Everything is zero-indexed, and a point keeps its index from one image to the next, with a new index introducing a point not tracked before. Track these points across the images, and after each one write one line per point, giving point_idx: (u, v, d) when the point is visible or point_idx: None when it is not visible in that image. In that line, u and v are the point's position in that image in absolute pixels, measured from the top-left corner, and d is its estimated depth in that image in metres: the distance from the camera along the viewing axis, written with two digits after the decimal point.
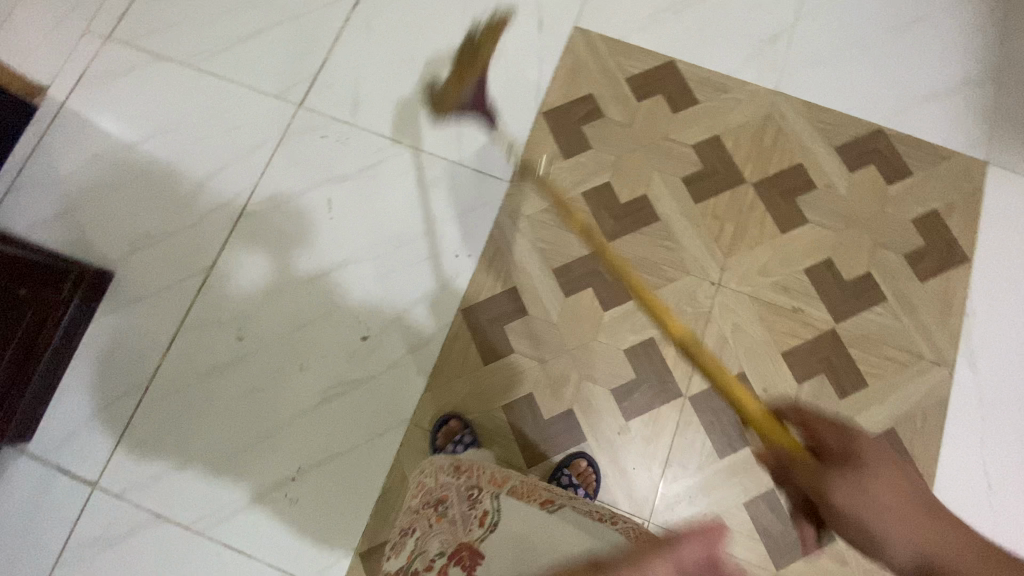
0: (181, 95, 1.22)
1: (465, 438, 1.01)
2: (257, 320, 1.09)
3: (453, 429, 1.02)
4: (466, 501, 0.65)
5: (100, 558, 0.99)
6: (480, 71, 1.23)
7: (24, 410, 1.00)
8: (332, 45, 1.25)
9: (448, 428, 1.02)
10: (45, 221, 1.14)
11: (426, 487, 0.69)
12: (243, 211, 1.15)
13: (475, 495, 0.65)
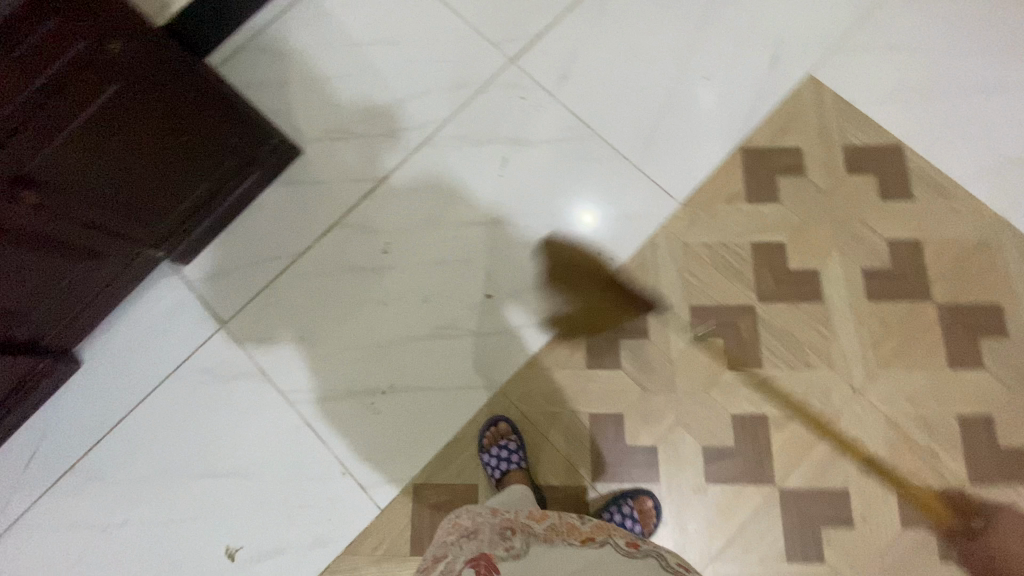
0: (411, 12, 1.26)
1: (510, 445, 1.00)
2: (404, 240, 1.14)
3: (500, 434, 1.02)
4: (496, 533, 0.75)
5: (202, 389, 1.08)
6: (696, 86, 1.18)
7: (195, 238, 1.11)
8: (564, 11, 1.24)
9: (494, 432, 1.02)
10: (258, 85, 1.23)
11: (459, 525, 0.80)
12: (427, 138, 1.19)
13: (506, 531, 0.75)
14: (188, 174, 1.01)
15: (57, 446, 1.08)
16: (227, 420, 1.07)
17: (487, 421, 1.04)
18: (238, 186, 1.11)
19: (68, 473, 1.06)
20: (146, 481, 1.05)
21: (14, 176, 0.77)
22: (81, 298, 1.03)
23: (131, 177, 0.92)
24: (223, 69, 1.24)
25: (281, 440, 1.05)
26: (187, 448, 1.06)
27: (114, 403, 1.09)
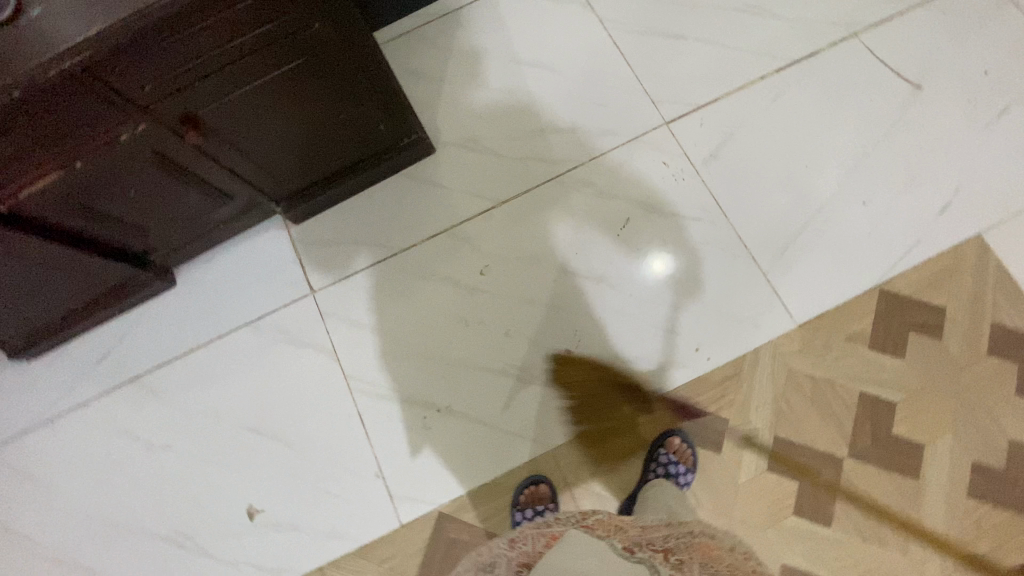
0: (580, 45, 1.24)
1: (546, 512, 0.97)
2: (504, 268, 1.12)
3: (539, 495, 1.00)
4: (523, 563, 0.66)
5: (274, 346, 1.11)
6: (850, 208, 1.10)
7: (313, 203, 1.13)
8: (735, 89, 1.18)
9: (533, 491, 1.00)
10: (414, 72, 1.24)
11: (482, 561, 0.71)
12: (559, 176, 1.17)
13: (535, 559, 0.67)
14: (329, 147, 1.03)
15: (131, 353, 1.12)
16: (288, 386, 1.08)
17: (530, 477, 1.01)
18: (369, 168, 1.12)
19: (132, 382, 1.11)
20: (197, 415, 1.09)
21: (186, 116, 0.80)
22: (197, 226, 1.08)
23: (280, 138, 0.94)
24: (386, 48, 1.26)
25: (329, 422, 1.06)
26: (244, 397, 1.09)
27: (192, 331, 1.13)
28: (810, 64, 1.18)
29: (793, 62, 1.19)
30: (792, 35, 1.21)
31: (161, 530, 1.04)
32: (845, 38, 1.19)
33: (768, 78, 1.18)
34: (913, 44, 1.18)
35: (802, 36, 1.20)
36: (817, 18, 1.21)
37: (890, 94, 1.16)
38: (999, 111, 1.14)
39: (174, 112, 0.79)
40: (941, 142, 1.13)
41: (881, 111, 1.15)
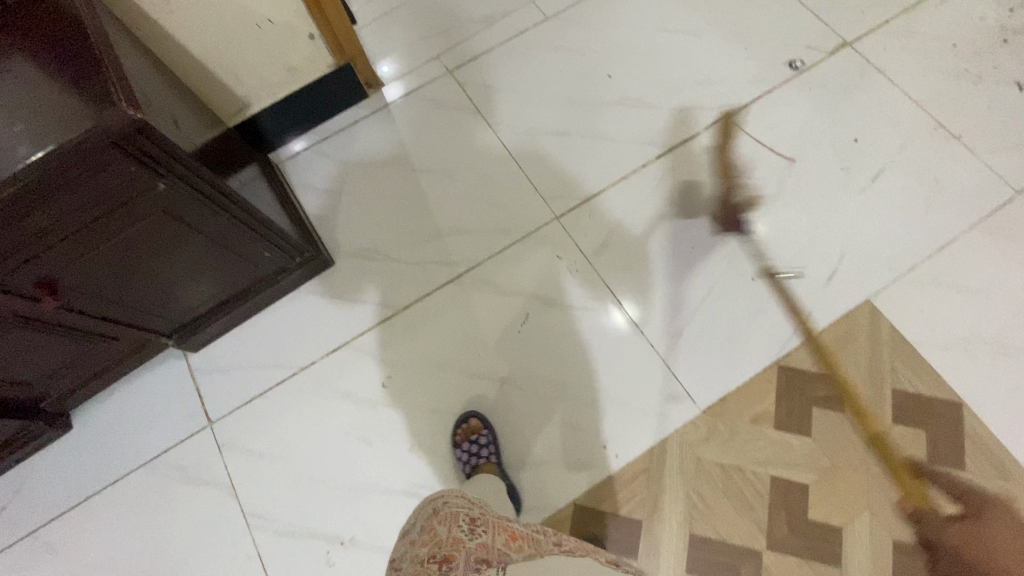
0: (472, 149, 1.28)
1: (482, 444, 1.01)
2: (405, 378, 1.10)
3: (472, 430, 1.03)
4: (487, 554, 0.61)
5: (170, 487, 1.06)
6: (742, 284, 1.11)
7: (209, 331, 1.12)
8: (620, 179, 1.22)
9: (467, 428, 1.03)
10: (311, 189, 1.27)
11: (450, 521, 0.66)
12: (457, 278, 1.17)
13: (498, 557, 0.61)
14: (215, 279, 1.03)
15: (20, 509, 1.06)
16: (184, 530, 1.03)
17: (465, 413, 1.06)
18: (263, 290, 1.13)
19: (18, 541, 1.04)
20: (88, 571, 1.02)
21: (41, 281, 0.80)
22: (85, 369, 1.05)
23: (156, 281, 0.95)
24: (283, 167, 1.29)
25: (228, 567, 1.00)
26: (137, 548, 1.02)
27: (85, 477, 1.08)
28: (689, 148, 1.24)
29: (674, 147, 1.24)
30: (670, 121, 1.26)
31: None
32: (720, 119, 1.26)
33: (652, 164, 1.23)
34: (782, 121, 1.24)
35: (680, 122, 1.26)
36: (693, 102, 1.28)
37: (768, 169, 1.20)
38: (872, 175, 1.18)
39: (26, 279, 0.79)
40: (822, 210, 1.16)
41: (762, 186, 1.19)
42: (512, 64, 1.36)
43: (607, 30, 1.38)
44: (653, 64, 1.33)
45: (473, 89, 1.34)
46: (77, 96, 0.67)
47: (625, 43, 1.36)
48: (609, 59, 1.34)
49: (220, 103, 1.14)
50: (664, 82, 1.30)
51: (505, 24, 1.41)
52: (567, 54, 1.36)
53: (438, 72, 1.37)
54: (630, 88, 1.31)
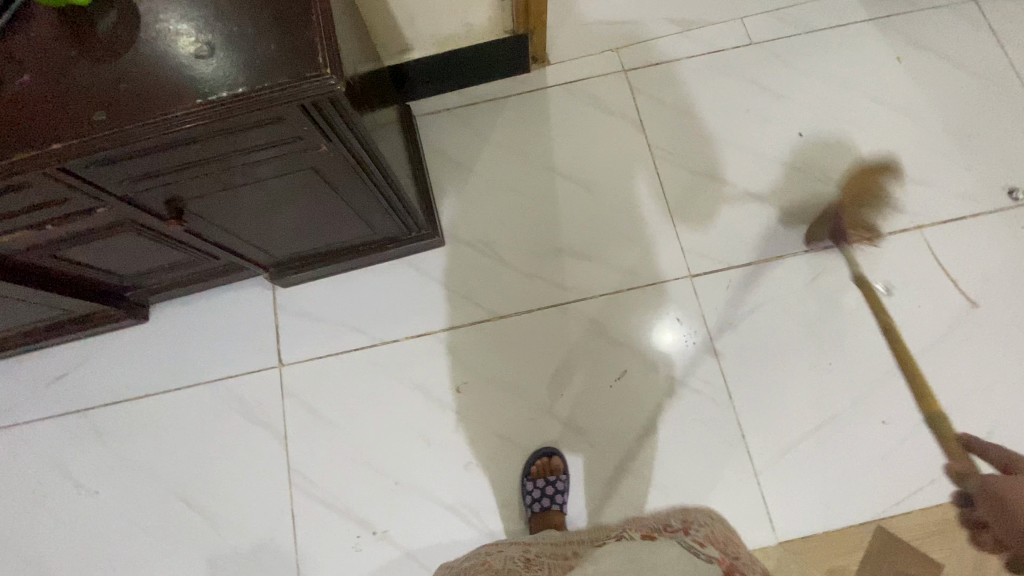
0: (622, 168, 1.16)
1: (558, 483, 0.96)
2: (481, 390, 1.04)
3: (551, 467, 0.99)
4: None
5: (226, 414, 1.05)
6: (866, 422, 1.00)
7: (303, 273, 1.07)
8: (772, 257, 1.09)
9: (545, 463, 0.99)
10: (442, 155, 1.18)
11: None
12: (564, 304, 1.09)
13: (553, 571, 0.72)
14: (328, 231, 0.96)
15: (86, 383, 1.08)
16: (229, 461, 1.03)
17: (541, 449, 1.00)
18: (368, 251, 1.06)
19: (77, 413, 1.06)
20: (132, 467, 1.03)
21: (170, 203, 0.74)
22: (176, 275, 1.02)
23: (275, 222, 0.88)
24: (420, 121, 1.20)
25: (262, 514, 1.00)
26: (182, 462, 1.03)
27: (151, 375, 1.08)
28: (859, 249, 1.09)
29: (844, 242, 1.09)
30: None
31: None
32: (906, 228, 1.10)
33: (812, 253, 1.09)
34: (978, 254, 1.07)
35: (860, 216, 1.11)
36: (883, 198, 1.11)
37: (940, 304, 1.05)
38: None
39: (157, 199, 0.72)
40: (985, 372, 1.02)
41: (926, 321, 1.05)
42: (694, 84, 1.20)
43: (811, 80, 1.20)
44: (851, 138, 1.16)
45: (643, 100, 1.19)
46: (277, 40, 0.57)
47: (827, 102, 1.18)
48: (803, 116, 1.18)
49: (384, 40, 1.04)
50: (857, 163, 1.14)
51: (700, 35, 1.24)
52: (758, 94, 1.19)
53: (611, 68, 1.22)
54: (816, 157, 1.15)
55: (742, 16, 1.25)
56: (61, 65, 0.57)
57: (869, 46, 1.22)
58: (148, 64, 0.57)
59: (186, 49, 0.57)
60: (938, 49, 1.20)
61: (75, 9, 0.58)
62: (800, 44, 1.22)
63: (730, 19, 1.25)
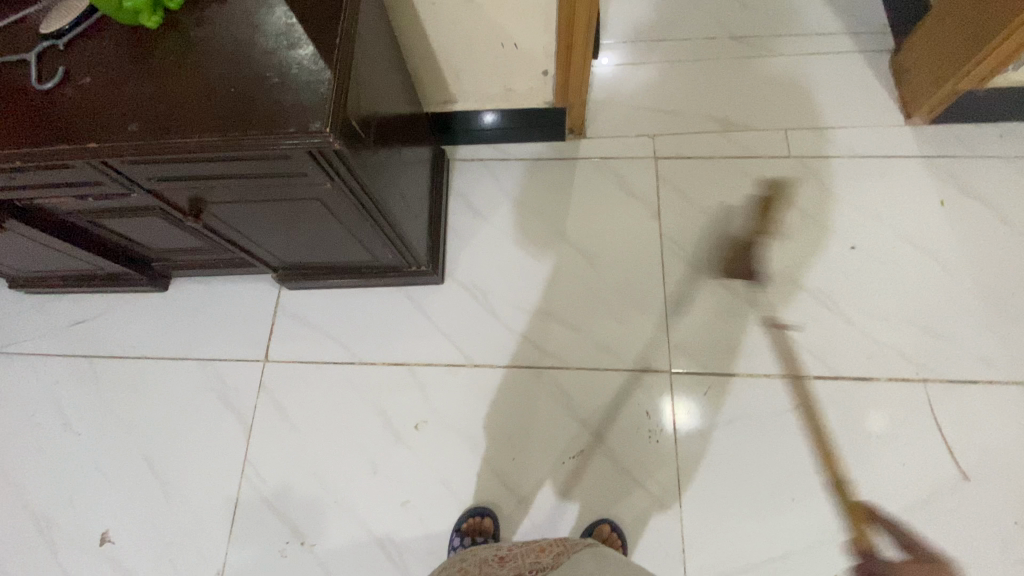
0: (629, 250, 1.17)
1: (484, 545, 0.96)
2: (438, 432, 1.06)
3: (481, 527, 0.98)
4: None
5: (206, 393, 1.12)
6: (817, 571, 0.95)
7: (306, 281, 1.15)
8: (759, 373, 1.06)
9: (475, 522, 0.99)
10: (464, 201, 1.24)
11: None
12: (539, 369, 1.10)
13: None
14: (332, 249, 1.03)
15: (99, 333, 1.19)
16: (195, 438, 1.09)
17: (475, 507, 1.01)
18: (368, 274, 1.13)
19: (84, 357, 1.17)
20: (114, 420, 1.12)
21: (193, 202, 0.82)
22: (197, 257, 1.11)
23: (286, 233, 0.96)
24: (451, 164, 1.27)
25: (209, 495, 1.05)
26: (156, 427, 1.11)
27: (154, 340, 1.17)
28: (852, 387, 1.04)
29: (839, 376, 1.05)
30: (852, 345, 1.07)
31: (30, 507, 1.07)
32: (910, 378, 1.04)
33: (803, 380, 1.05)
34: (982, 424, 1.00)
35: (862, 354, 1.06)
36: (890, 341, 1.07)
37: (929, 467, 0.99)
38: None
39: (182, 197, 0.81)
40: (960, 552, 0.94)
41: (910, 482, 0.98)
42: (722, 185, 1.21)
43: (844, 204, 1.18)
44: (872, 271, 1.12)
45: (667, 189, 1.21)
46: (292, 91, 0.63)
47: (855, 230, 1.16)
48: (827, 238, 1.15)
49: (430, 88, 1.11)
50: (872, 299, 1.10)
51: (740, 138, 1.25)
52: (784, 206, 1.18)
53: (643, 152, 1.25)
54: (830, 283, 1.12)
55: (787, 127, 1.25)
56: (116, 75, 0.66)
57: (913, 182, 1.18)
58: (184, 88, 0.65)
59: (219, 81, 0.65)
60: (987, 201, 1.15)
61: (144, 31, 0.69)
62: (840, 166, 1.21)
63: (774, 128, 1.25)
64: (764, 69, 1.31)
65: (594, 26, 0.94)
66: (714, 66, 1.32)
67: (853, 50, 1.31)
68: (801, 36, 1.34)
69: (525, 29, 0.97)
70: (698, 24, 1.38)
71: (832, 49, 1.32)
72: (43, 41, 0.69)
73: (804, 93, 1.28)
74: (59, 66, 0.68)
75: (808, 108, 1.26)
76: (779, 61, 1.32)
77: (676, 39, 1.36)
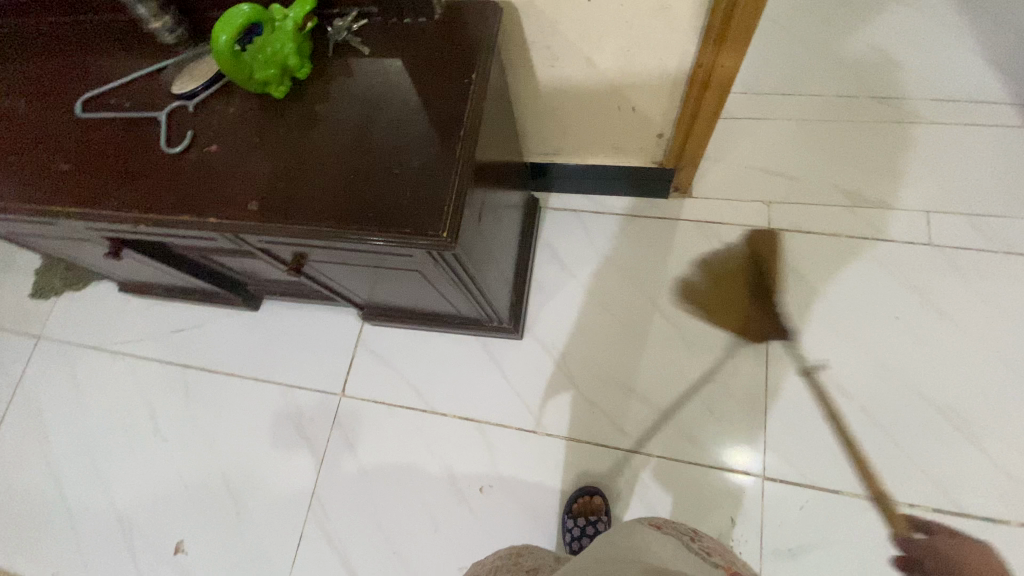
0: (728, 331, 1.08)
1: None
2: (504, 499, 1.04)
3: (593, 506, 0.99)
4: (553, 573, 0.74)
5: (283, 419, 1.15)
6: None
7: (387, 321, 1.14)
8: (863, 494, 0.95)
9: (587, 501, 0.99)
10: (552, 253, 1.19)
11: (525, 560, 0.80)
12: (615, 448, 1.04)
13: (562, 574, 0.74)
14: (418, 299, 1.02)
15: (193, 343, 1.25)
16: (269, 462, 1.12)
17: (584, 487, 1.01)
18: (449, 323, 1.11)
19: (178, 366, 1.23)
20: (199, 432, 1.17)
21: (295, 257, 0.82)
22: (287, 287, 1.14)
23: (376, 283, 0.95)
24: (542, 213, 1.22)
25: (277, 524, 1.08)
26: (235, 446, 1.15)
27: (241, 356, 1.22)
28: (974, 527, 0.92)
29: (963, 514, 0.93)
30: (978, 477, 0.94)
31: (118, 505, 1.15)
32: None
33: (916, 509, 0.94)
34: None
35: (992, 489, 0.93)
36: None
37: None
38: None
39: (286, 252, 0.81)
40: None
41: None
42: (843, 269, 1.08)
43: (988, 308, 1.02)
44: (1014, 394, 0.98)
45: (777, 266, 1.10)
46: (409, 188, 0.60)
47: (1000, 340, 1.01)
48: (962, 346, 1.01)
49: (534, 139, 1.07)
50: (1009, 425, 0.96)
51: (869, 215, 1.11)
52: (915, 301, 1.05)
53: (755, 220, 1.14)
54: (959, 399, 0.98)
55: (928, 209, 1.10)
56: (240, 146, 0.66)
57: None
58: (304, 169, 0.63)
59: (338, 165, 0.63)
60: None
61: (269, 98, 0.68)
62: (990, 262, 1.05)
63: (912, 207, 1.10)
64: (905, 138, 1.16)
65: (724, 100, 0.86)
66: (846, 128, 1.19)
67: (1017, 124, 1.14)
68: (953, 103, 1.17)
69: (647, 93, 0.90)
70: (830, 77, 1.24)
71: (992, 121, 1.15)
72: (175, 101, 0.70)
73: (953, 170, 1.12)
74: (188, 130, 0.68)
75: (956, 187, 1.11)
76: (925, 130, 1.16)
77: (803, 94, 1.23)
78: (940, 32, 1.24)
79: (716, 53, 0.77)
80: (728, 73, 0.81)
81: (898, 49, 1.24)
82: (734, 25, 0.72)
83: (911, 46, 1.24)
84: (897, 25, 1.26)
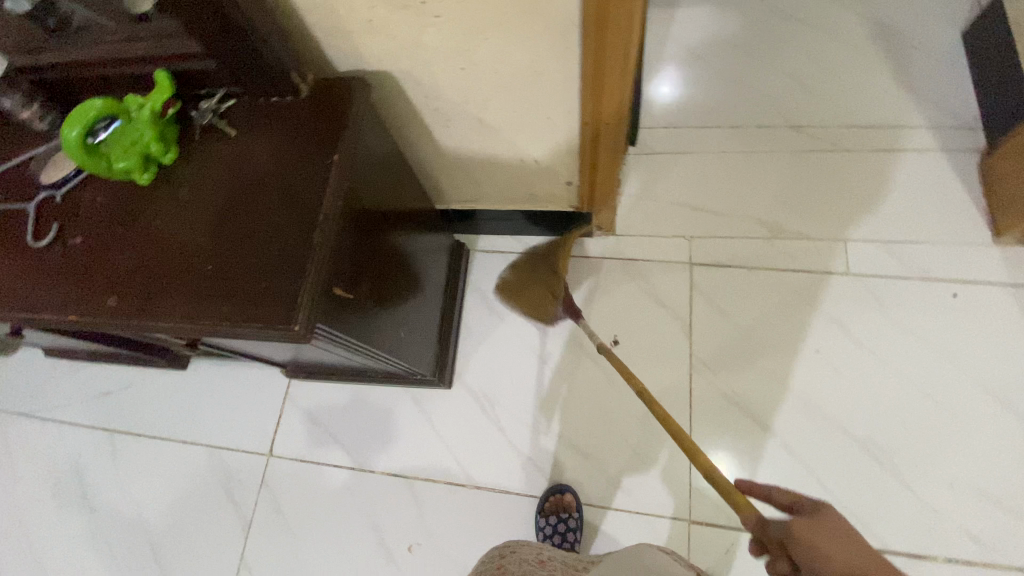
0: (652, 371, 1.08)
1: None
2: (432, 556, 1.02)
3: (564, 504, 0.99)
4: None
5: (211, 482, 1.13)
6: None
7: (314, 377, 1.12)
8: None
9: (559, 500, 1.00)
10: (480, 299, 1.18)
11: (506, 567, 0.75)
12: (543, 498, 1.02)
13: None
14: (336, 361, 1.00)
15: (122, 406, 1.22)
16: (198, 528, 1.10)
17: (556, 486, 1.02)
18: (375, 378, 1.09)
19: (106, 431, 1.21)
20: (128, 499, 1.15)
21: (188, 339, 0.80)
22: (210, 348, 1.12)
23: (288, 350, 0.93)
24: (470, 257, 1.21)
25: None
26: (163, 513, 1.13)
27: (169, 419, 1.19)
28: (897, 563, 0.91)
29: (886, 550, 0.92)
30: (900, 510, 0.94)
31: None
32: (972, 561, 0.90)
33: None
34: None
35: (913, 523, 0.93)
36: (947, 510, 0.93)
37: None
38: None
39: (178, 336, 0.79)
40: None
41: None
42: (764, 302, 1.09)
43: (906, 336, 1.03)
44: (933, 423, 0.98)
45: (700, 302, 1.10)
46: (266, 279, 0.59)
47: (918, 369, 1.01)
48: (882, 376, 1.02)
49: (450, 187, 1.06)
50: (929, 456, 0.96)
51: (788, 247, 1.11)
52: (835, 332, 1.05)
53: (677, 256, 1.14)
54: (880, 432, 0.99)
55: (846, 238, 1.11)
56: (104, 239, 0.65)
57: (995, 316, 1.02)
58: (164, 263, 0.62)
59: (198, 257, 0.62)
60: None
61: (137, 186, 0.67)
62: (906, 290, 1.06)
63: (832, 237, 1.11)
64: (823, 166, 1.17)
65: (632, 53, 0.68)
66: (767, 158, 1.19)
67: (932, 148, 1.15)
68: (869, 129, 1.19)
69: (546, 146, 0.90)
70: (751, 106, 1.25)
71: (907, 146, 1.16)
72: (42, 190, 0.69)
73: (870, 198, 1.13)
74: (54, 223, 0.67)
75: (874, 215, 1.11)
76: (842, 157, 1.17)
77: (724, 125, 1.24)
78: (857, 59, 1.26)
79: (598, 107, 0.77)
80: (621, 85, 0.73)
81: (816, 77, 1.25)
82: (608, 82, 0.72)
83: (825, 74, 1.25)
84: (815, 53, 1.28)
